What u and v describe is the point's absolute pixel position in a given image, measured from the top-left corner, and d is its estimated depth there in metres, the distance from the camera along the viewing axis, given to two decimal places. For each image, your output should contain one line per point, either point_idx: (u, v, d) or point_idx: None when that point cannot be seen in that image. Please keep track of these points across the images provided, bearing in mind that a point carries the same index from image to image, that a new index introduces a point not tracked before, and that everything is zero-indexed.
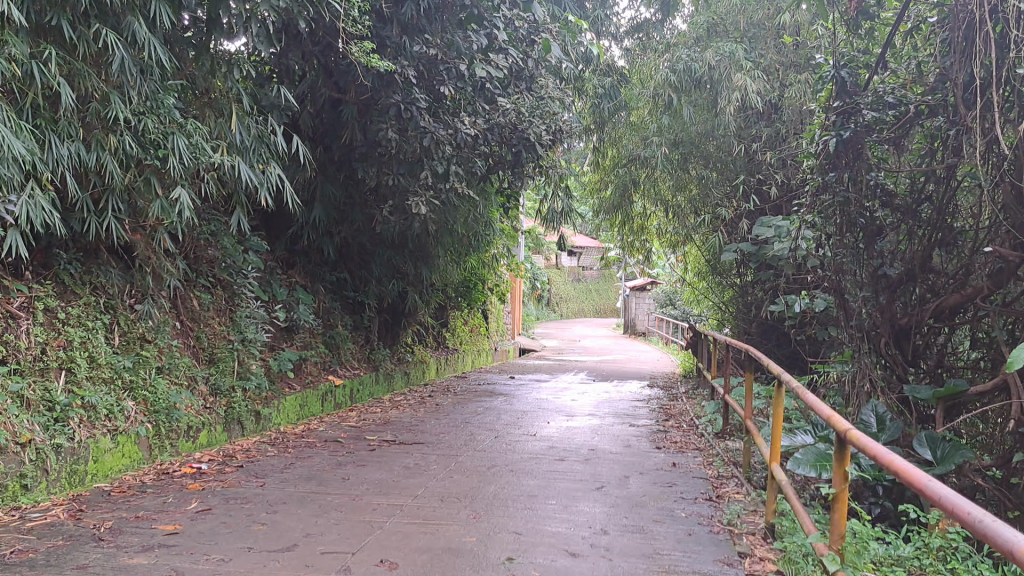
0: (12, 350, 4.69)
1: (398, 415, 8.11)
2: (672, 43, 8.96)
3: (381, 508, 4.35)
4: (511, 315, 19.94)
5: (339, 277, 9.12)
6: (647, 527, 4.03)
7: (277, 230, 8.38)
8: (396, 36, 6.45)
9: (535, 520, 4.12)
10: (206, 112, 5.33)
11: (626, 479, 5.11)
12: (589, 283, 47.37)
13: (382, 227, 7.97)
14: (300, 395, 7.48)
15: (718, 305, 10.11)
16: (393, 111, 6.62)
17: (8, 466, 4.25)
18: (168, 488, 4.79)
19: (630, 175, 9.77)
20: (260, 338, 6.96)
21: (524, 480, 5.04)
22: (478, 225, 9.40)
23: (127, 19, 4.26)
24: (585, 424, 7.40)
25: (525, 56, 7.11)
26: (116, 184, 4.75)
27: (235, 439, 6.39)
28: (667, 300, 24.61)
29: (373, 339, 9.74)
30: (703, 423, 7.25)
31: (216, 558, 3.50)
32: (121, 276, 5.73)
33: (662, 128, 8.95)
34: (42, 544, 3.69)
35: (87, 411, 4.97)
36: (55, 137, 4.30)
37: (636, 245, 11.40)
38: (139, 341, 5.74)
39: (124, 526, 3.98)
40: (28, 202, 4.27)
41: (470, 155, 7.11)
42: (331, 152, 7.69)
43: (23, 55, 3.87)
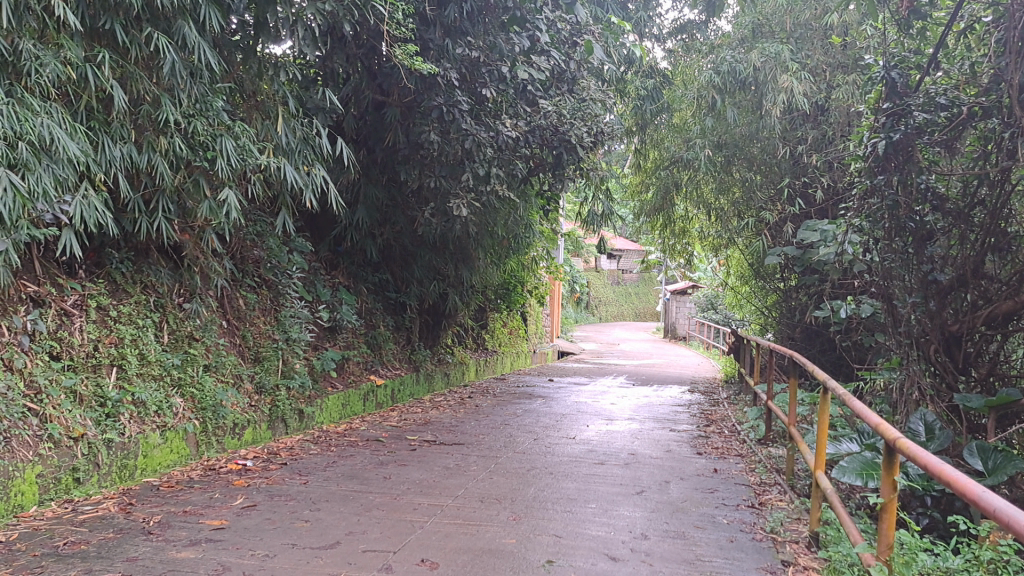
0: (66, 346, 4.81)
1: (438, 415, 8.15)
2: (715, 44, 8.88)
3: (422, 508, 4.37)
4: (550, 317, 19.93)
5: (382, 278, 9.22)
6: (688, 533, 4.02)
7: (321, 230, 8.47)
8: (439, 39, 6.56)
9: (575, 523, 4.12)
10: (253, 115, 5.39)
11: (667, 484, 5.09)
12: (629, 286, 47.22)
13: (424, 228, 8.02)
14: (342, 394, 7.55)
15: (761, 309, 10.02)
16: (436, 113, 6.64)
17: (62, 459, 4.35)
18: (214, 484, 4.87)
19: (672, 177, 9.71)
20: (304, 338, 7.04)
21: (564, 483, 5.04)
22: (518, 228, 9.41)
23: (177, 23, 4.33)
24: (626, 428, 7.37)
25: (567, 58, 7.12)
26: (166, 184, 4.85)
27: (279, 437, 6.46)
28: (708, 304, 24.37)
29: (414, 340, 9.80)
30: (745, 429, 7.18)
31: (261, 554, 3.55)
32: (170, 275, 5.84)
33: (705, 130, 8.88)
34: (93, 536, 3.77)
35: (138, 407, 5.07)
36: (108, 139, 4.42)
37: (678, 248, 11.37)
38: (187, 339, 5.84)
39: (172, 520, 4.06)
40: (81, 202, 4.37)
41: (512, 157, 7.11)
42: (374, 154, 7.76)
43: (78, 59, 3.99)
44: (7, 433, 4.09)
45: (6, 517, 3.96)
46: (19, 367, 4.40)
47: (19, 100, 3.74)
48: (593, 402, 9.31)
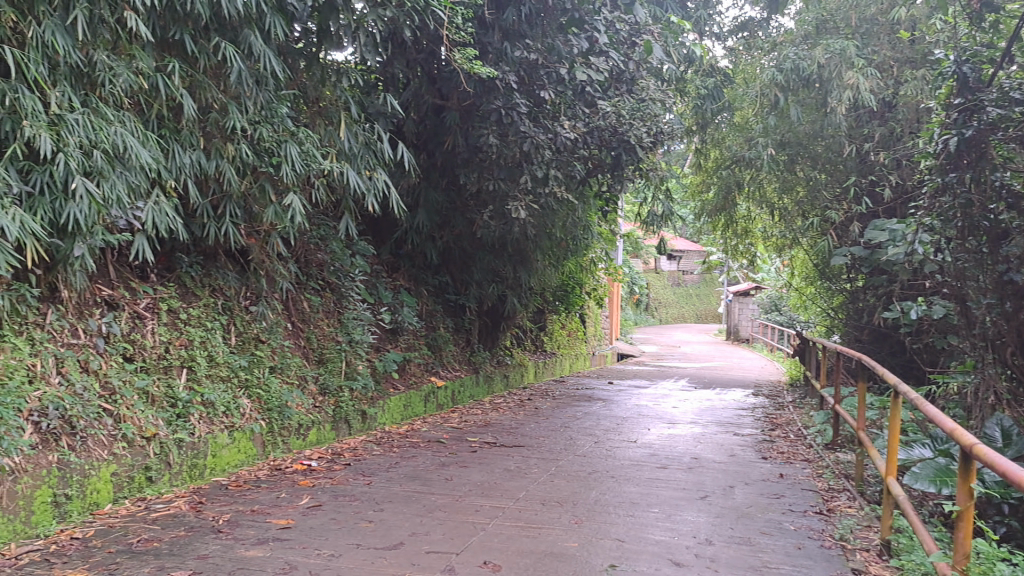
0: (139, 348, 4.97)
1: (498, 417, 8.18)
2: (778, 41, 8.74)
3: (484, 510, 4.39)
4: (609, 320, 19.84)
5: (441, 281, 9.31)
6: (754, 539, 3.96)
7: (383, 234, 8.60)
8: (498, 42, 6.66)
9: (638, 527, 4.09)
10: (316, 120, 5.47)
11: (731, 489, 5.03)
12: (689, 287, 46.73)
13: (483, 232, 8.05)
14: (404, 395, 7.63)
15: (827, 311, 9.81)
16: (495, 117, 6.64)
17: (135, 458, 4.46)
18: (281, 484, 4.95)
19: (734, 176, 9.57)
20: (367, 339, 7.11)
21: (627, 487, 5.01)
22: (577, 229, 9.37)
23: (244, 32, 4.42)
24: (688, 431, 7.30)
25: (626, 58, 7.08)
26: (233, 190, 4.96)
27: (343, 437, 6.54)
28: (771, 306, 23.94)
29: (473, 341, 9.86)
30: (812, 433, 7.05)
31: (327, 554, 3.60)
32: (237, 278, 5.99)
33: (768, 129, 8.75)
34: (165, 534, 3.86)
35: (207, 407, 5.18)
36: (178, 146, 4.53)
37: (740, 248, 11.25)
38: (254, 341, 5.96)
39: (241, 519, 4.14)
40: (154, 208, 4.47)
41: (570, 159, 7.10)
42: (433, 158, 7.81)
43: (149, 69, 4.10)
44: (83, 432, 4.23)
45: (82, 515, 4.08)
46: (95, 369, 4.58)
47: (94, 110, 3.90)
48: (654, 405, 9.24)
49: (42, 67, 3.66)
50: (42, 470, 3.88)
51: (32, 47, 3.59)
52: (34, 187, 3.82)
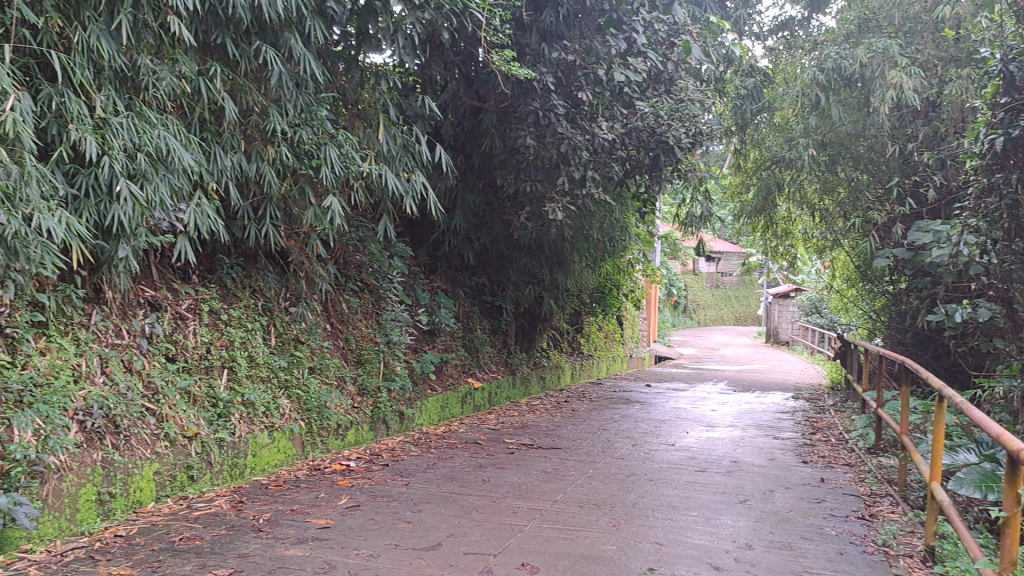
0: (181, 349, 5.04)
1: (535, 419, 8.16)
2: (819, 40, 8.58)
3: (521, 512, 4.38)
4: (646, 322, 19.72)
5: (478, 282, 9.32)
6: (795, 544, 3.91)
7: (420, 236, 8.64)
8: (536, 43, 6.64)
9: (677, 531, 4.06)
10: (355, 123, 5.51)
11: (771, 493, 4.97)
12: (727, 289, 46.33)
13: (520, 233, 8.05)
14: (441, 396, 7.66)
15: (869, 314, 9.65)
16: (532, 118, 6.65)
17: (177, 457, 4.52)
18: (320, 484, 4.99)
19: (774, 177, 9.44)
20: (405, 341, 7.14)
21: (665, 490, 4.97)
22: (615, 230, 9.33)
23: (284, 36, 4.46)
24: (727, 434, 7.24)
25: (665, 59, 7.02)
26: (273, 192, 5.00)
27: (381, 438, 6.58)
28: (811, 308, 23.63)
29: (510, 343, 9.86)
30: (853, 437, 6.96)
31: (366, 554, 3.62)
32: (277, 280, 6.06)
33: (809, 129, 8.63)
34: (207, 533, 3.91)
35: (247, 408, 5.24)
36: (220, 149, 4.59)
37: (780, 250, 11.12)
38: (293, 342, 6.01)
39: (281, 518, 4.18)
40: (196, 210, 4.52)
41: (607, 160, 7.07)
42: (471, 160, 7.82)
43: (192, 72, 4.16)
44: (126, 431, 4.29)
45: (125, 512, 4.13)
46: (138, 369, 4.65)
47: (138, 114, 3.97)
48: (693, 408, 9.17)
49: (87, 71, 3.74)
50: (86, 468, 3.94)
51: (78, 51, 3.68)
52: (80, 190, 3.90)
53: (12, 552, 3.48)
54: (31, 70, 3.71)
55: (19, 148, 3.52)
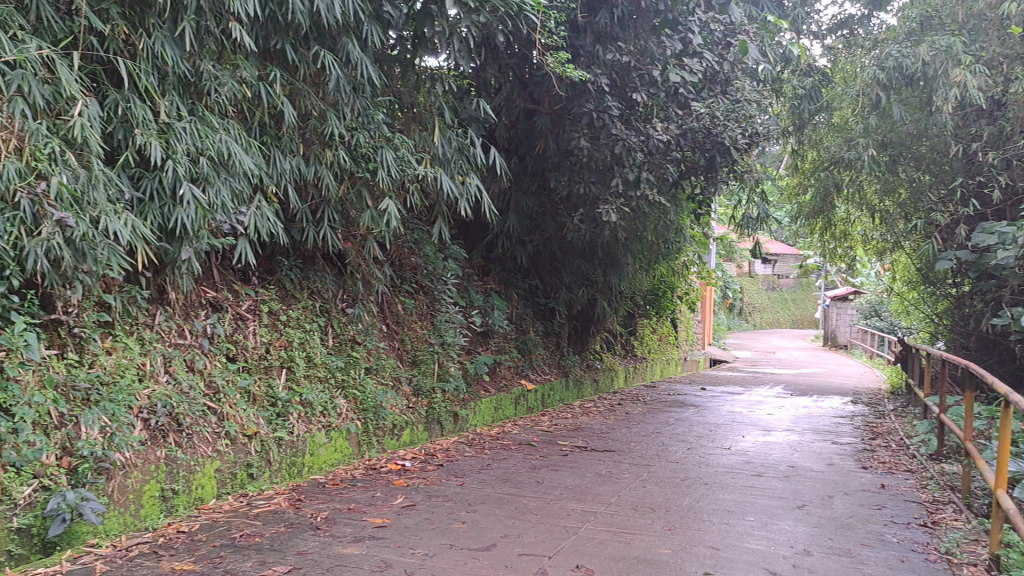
0: (241, 349, 5.15)
1: (588, 421, 8.15)
2: (879, 38, 8.38)
3: (575, 514, 4.38)
4: (701, 324, 19.54)
5: (531, 284, 9.34)
6: (854, 550, 3.85)
7: (474, 238, 8.70)
8: (590, 45, 6.62)
9: (733, 536, 4.02)
10: (411, 126, 5.56)
11: (830, 499, 4.90)
12: (784, 292, 45.69)
13: (573, 234, 8.06)
14: (495, 397, 7.68)
15: (931, 317, 9.43)
16: (586, 120, 6.68)
17: (238, 455, 4.61)
18: (376, 483, 5.04)
19: (832, 178, 9.24)
20: (459, 342, 7.16)
21: (721, 494, 4.93)
22: (669, 232, 9.25)
23: (342, 41, 4.53)
24: (784, 439, 7.15)
25: (721, 59, 6.91)
26: (330, 195, 5.07)
27: (435, 438, 6.63)
28: (871, 311, 23.22)
29: (563, 345, 9.83)
30: (914, 443, 6.81)
31: (421, 553, 3.65)
32: (335, 281, 6.15)
33: (869, 129, 8.48)
34: (267, 530, 3.98)
35: (305, 407, 5.32)
36: (279, 153, 4.67)
37: (838, 252, 10.94)
38: (350, 343, 6.09)
39: (338, 517, 4.23)
40: (256, 213, 4.58)
41: (662, 161, 7.00)
42: (524, 162, 7.83)
43: (252, 78, 4.24)
44: (188, 429, 4.39)
45: (188, 509, 4.22)
46: (200, 368, 4.76)
47: (201, 119, 4.06)
48: (749, 412, 9.06)
49: (151, 76, 3.84)
50: (150, 465, 4.04)
51: (143, 57, 3.78)
52: (145, 193, 4.00)
53: (79, 546, 3.59)
54: (98, 76, 3.84)
55: (86, 152, 3.63)
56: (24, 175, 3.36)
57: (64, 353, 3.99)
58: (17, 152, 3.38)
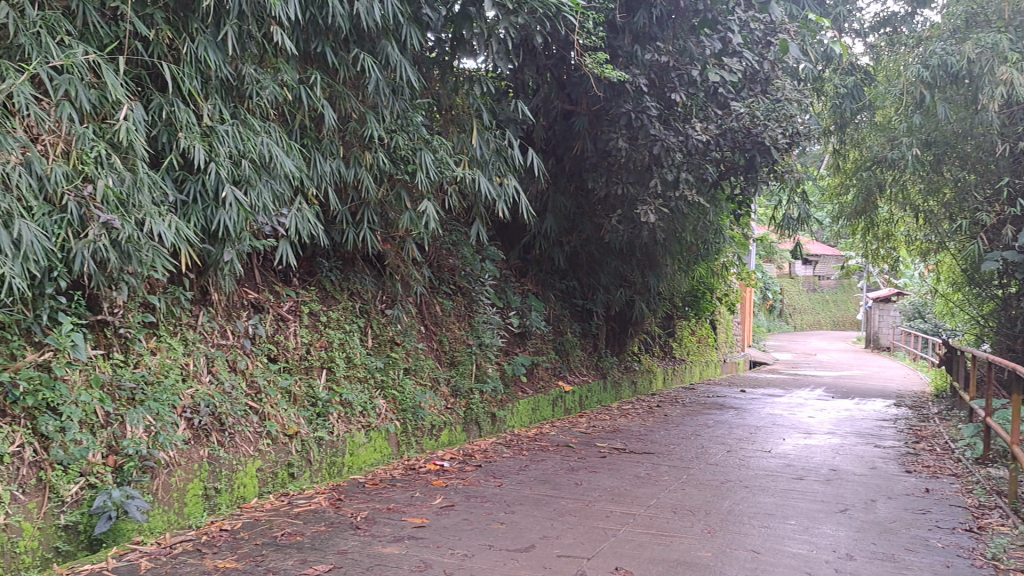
0: (282, 349, 5.21)
1: (627, 423, 8.12)
2: (923, 36, 8.24)
3: (614, 516, 4.37)
4: (740, 325, 19.37)
5: (569, 286, 9.33)
6: (898, 555, 3.79)
7: (511, 238, 8.71)
8: (628, 45, 6.59)
9: (774, 539, 3.98)
10: (449, 129, 5.58)
11: (874, 503, 4.83)
12: (825, 293, 45.16)
13: (612, 236, 8.03)
14: (532, 399, 7.68)
15: (976, 318, 9.27)
16: (624, 120, 6.66)
17: (279, 455, 4.66)
18: (415, 483, 5.07)
19: (874, 178, 9.10)
20: (497, 343, 7.17)
21: (761, 498, 4.88)
22: (709, 233, 9.18)
23: (381, 44, 4.57)
24: (825, 442, 7.06)
25: (761, 58, 6.86)
26: (370, 197, 5.11)
27: (473, 438, 6.65)
28: (914, 312, 22.95)
29: (601, 347, 9.79)
30: (960, 447, 6.69)
31: (460, 553, 3.66)
32: (374, 283, 6.20)
33: (913, 127, 8.32)
34: (308, 528, 4.02)
35: (345, 407, 5.36)
36: (320, 155, 4.71)
37: (881, 253, 10.80)
38: (389, 343, 6.13)
39: (377, 517, 4.25)
40: (297, 215, 4.62)
41: (701, 161, 6.94)
42: (562, 163, 7.82)
43: (293, 81, 4.29)
44: (231, 429, 4.44)
45: (230, 507, 4.28)
46: (242, 369, 4.83)
47: (243, 122, 4.11)
48: (789, 414, 8.98)
49: (195, 80, 3.89)
50: (193, 464, 4.10)
51: (187, 62, 3.84)
52: (189, 196, 4.06)
53: (125, 544, 3.65)
54: (143, 80, 3.91)
55: (132, 156, 3.69)
56: (71, 178, 3.44)
57: (110, 353, 4.06)
58: (64, 156, 3.46)
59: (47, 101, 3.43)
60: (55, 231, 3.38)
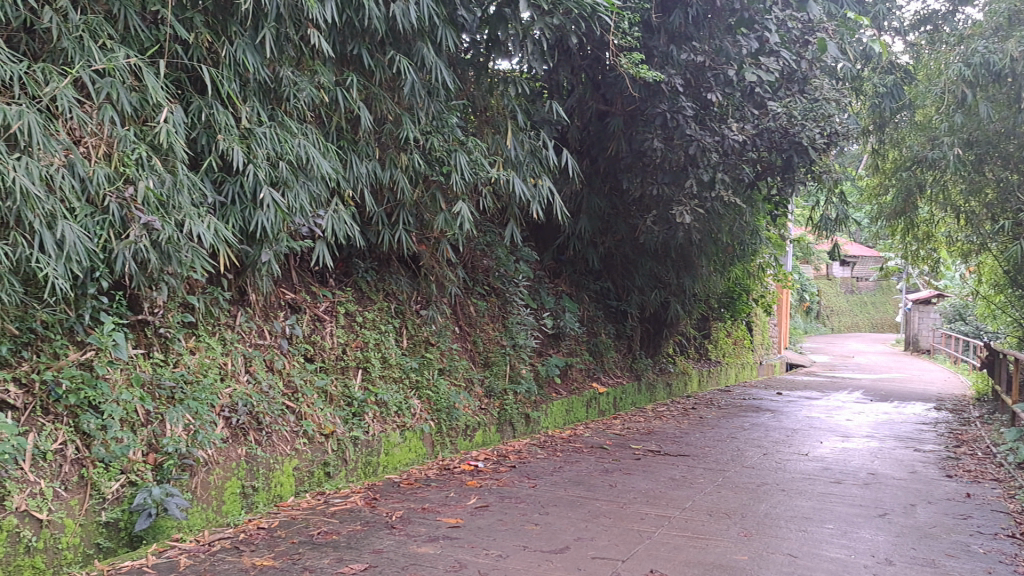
0: (319, 350, 5.26)
1: (662, 425, 8.08)
2: (965, 34, 8.11)
3: (649, 518, 4.35)
4: (777, 328, 19.25)
5: (603, 286, 9.33)
6: (938, 561, 3.73)
7: (545, 239, 8.70)
8: (664, 45, 6.56)
9: (812, 543, 3.94)
10: (484, 130, 5.60)
11: (913, 507, 4.76)
12: (863, 295, 44.59)
13: (646, 237, 8.00)
14: (566, 400, 7.67)
15: (1018, 321, 9.11)
16: (659, 121, 6.63)
17: (315, 454, 4.70)
18: (450, 484, 5.08)
19: (914, 178, 8.96)
20: (531, 344, 7.17)
21: (799, 501, 4.83)
22: (745, 234, 9.09)
23: (417, 45, 4.60)
24: (864, 445, 6.97)
25: (799, 57, 6.78)
26: (406, 198, 5.14)
27: (507, 439, 6.65)
28: (954, 315, 22.75)
29: (636, 348, 9.76)
30: (1002, 451, 6.58)
31: (495, 554, 3.67)
32: (409, 284, 6.23)
33: (953, 127, 8.21)
34: (344, 527, 4.05)
35: (380, 407, 5.38)
36: (356, 157, 4.74)
37: (920, 254, 10.66)
38: (424, 344, 6.15)
39: (412, 516, 4.27)
40: (334, 216, 4.65)
41: (738, 161, 6.90)
42: (596, 164, 7.81)
43: (330, 83, 4.32)
44: (268, 428, 4.48)
45: (267, 505, 4.32)
46: (279, 368, 4.87)
47: (280, 124, 4.16)
48: (826, 417, 8.88)
49: (234, 83, 3.94)
50: (232, 462, 4.14)
51: (225, 65, 3.88)
52: (227, 197, 4.10)
53: (164, 541, 3.70)
54: (183, 83, 3.96)
55: (172, 158, 3.74)
56: (113, 180, 3.50)
57: (150, 353, 4.13)
58: (106, 158, 3.52)
59: (90, 105, 3.49)
60: (97, 232, 3.44)
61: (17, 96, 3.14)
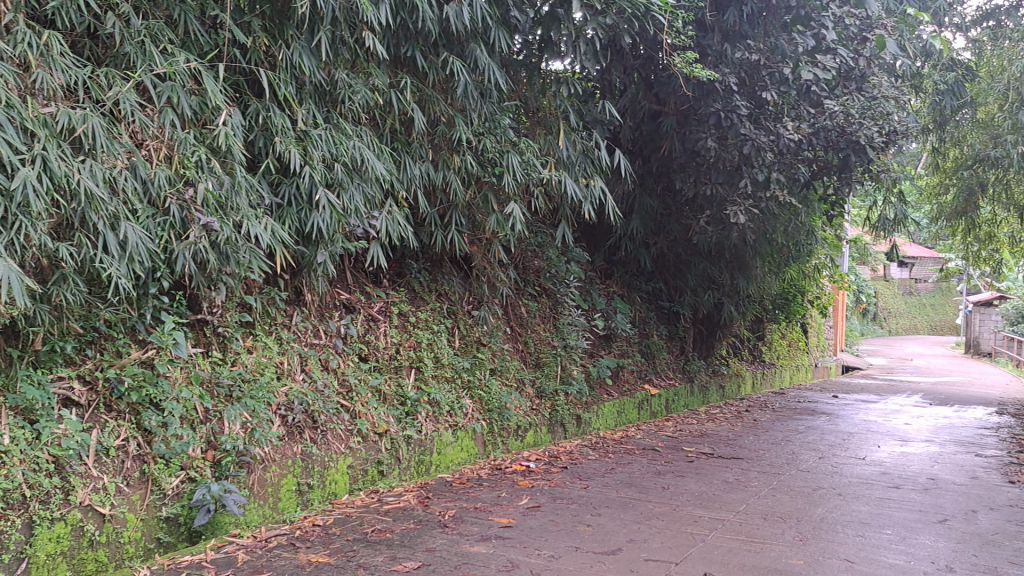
0: (373, 349, 5.32)
1: (715, 428, 8.00)
2: None
3: (703, 521, 4.32)
4: (833, 330, 18.94)
5: (655, 287, 9.30)
6: (1001, 568, 3.64)
7: (597, 240, 8.68)
8: (718, 44, 6.53)
9: (870, 549, 3.87)
10: (536, 131, 5.62)
11: (975, 514, 4.65)
12: (921, 296, 43.65)
13: (699, 237, 7.92)
14: (618, 402, 7.64)
15: None
16: (713, 120, 6.57)
17: (369, 453, 4.75)
18: (501, 483, 5.10)
19: (976, 177, 8.76)
20: (582, 345, 7.16)
21: (856, 506, 4.75)
22: (801, 235, 8.93)
23: (470, 46, 4.60)
24: (923, 450, 6.83)
25: (856, 54, 6.65)
26: (458, 199, 5.17)
27: (558, 440, 6.65)
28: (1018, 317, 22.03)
29: (688, 349, 9.68)
30: None
31: (547, 554, 3.67)
32: (461, 285, 6.27)
33: (1018, 124, 7.96)
34: (397, 526, 4.08)
35: (433, 406, 5.42)
36: (409, 158, 4.78)
37: (982, 255, 10.41)
38: (476, 344, 6.19)
39: (465, 515, 4.30)
40: (387, 217, 4.69)
41: (793, 161, 6.82)
42: (649, 164, 7.77)
43: (384, 85, 4.36)
44: (323, 427, 4.54)
45: (322, 503, 4.38)
46: (334, 367, 4.94)
47: (336, 126, 4.21)
48: (884, 421, 8.71)
49: (290, 86, 4.00)
50: (288, 460, 4.20)
51: (282, 68, 3.94)
52: (283, 199, 4.15)
53: (222, 536, 3.77)
54: (241, 87, 4.04)
55: (230, 160, 3.81)
56: (174, 182, 3.57)
57: (209, 351, 4.22)
58: (168, 160, 3.60)
59: (151, 108, 3.57)
60: (159, 233, 3.51)
61: (82, 100, 3.23)
